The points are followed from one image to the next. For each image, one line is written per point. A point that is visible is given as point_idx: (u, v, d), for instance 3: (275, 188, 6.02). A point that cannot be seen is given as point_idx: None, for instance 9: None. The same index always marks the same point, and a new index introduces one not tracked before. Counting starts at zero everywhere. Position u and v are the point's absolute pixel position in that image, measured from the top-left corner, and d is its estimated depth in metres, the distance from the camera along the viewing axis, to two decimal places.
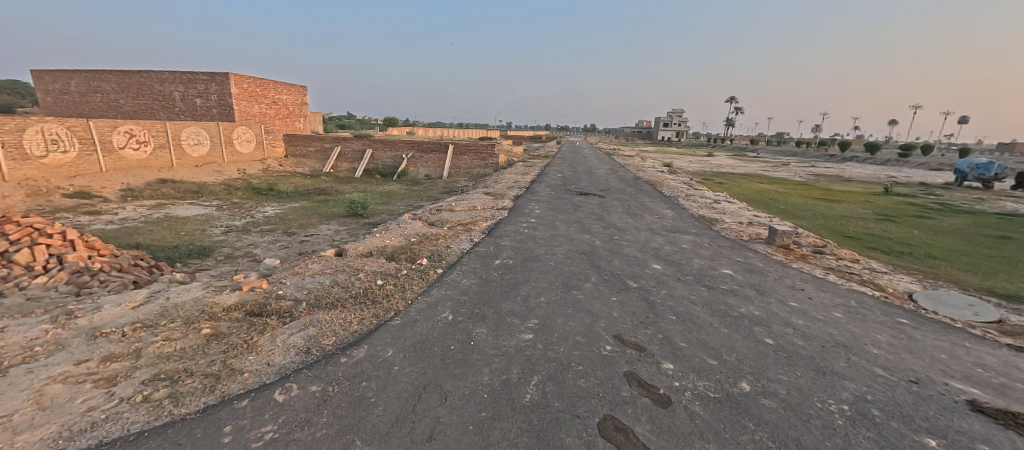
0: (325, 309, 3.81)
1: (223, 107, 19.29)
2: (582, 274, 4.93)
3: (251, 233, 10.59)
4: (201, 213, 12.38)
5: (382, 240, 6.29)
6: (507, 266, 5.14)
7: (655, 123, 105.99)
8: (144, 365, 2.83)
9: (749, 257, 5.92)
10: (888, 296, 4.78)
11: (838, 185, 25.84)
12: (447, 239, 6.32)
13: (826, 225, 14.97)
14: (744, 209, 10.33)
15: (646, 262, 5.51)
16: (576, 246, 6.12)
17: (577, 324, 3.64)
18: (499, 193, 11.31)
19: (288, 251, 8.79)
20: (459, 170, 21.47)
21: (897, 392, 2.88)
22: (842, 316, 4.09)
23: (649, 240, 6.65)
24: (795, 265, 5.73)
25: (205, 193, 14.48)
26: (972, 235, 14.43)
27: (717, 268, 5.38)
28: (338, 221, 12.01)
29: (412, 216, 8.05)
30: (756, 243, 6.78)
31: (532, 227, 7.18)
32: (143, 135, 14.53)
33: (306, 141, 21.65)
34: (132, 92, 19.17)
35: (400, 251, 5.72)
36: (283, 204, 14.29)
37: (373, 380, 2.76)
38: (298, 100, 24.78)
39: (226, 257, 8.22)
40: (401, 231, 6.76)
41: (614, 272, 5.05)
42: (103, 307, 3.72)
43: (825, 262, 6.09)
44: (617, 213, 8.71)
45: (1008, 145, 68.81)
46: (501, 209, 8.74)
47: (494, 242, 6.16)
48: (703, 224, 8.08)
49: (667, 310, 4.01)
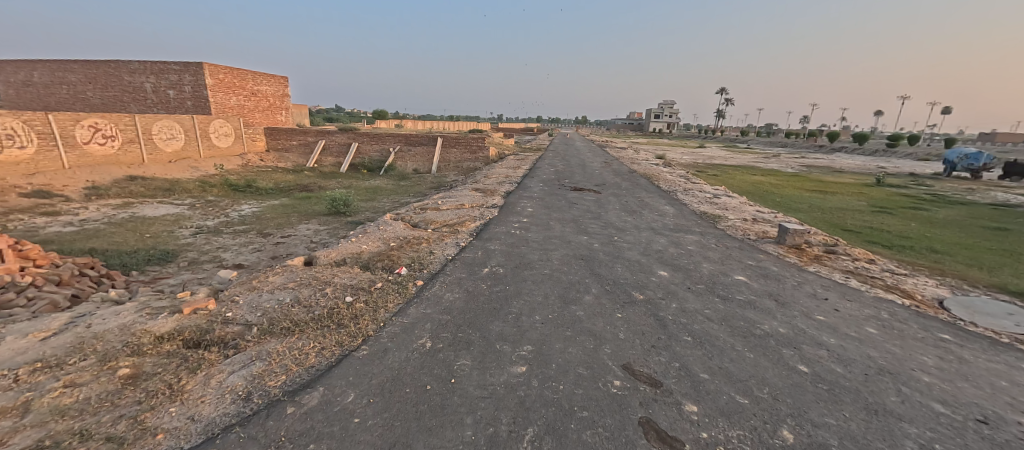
0: (279, 336, 3.20)
1: (198, 99, 18.33)
2: (581, 284, 4.37)
3: (223, 234, 9.87)
4: (171, 213, 11.59)
5: (358, 244, 5.67)
6: (496, 276, 4.56)
7: (646, 115, 106.01)
8: (29, 424, 2.22)
9: (761, 259, 5.41)
10: (919, 305, 4.29)
11: (831, 176, 25.67)
12: (429, 244, 5.71)
13: (824, 218, 14.65)
14: (746, 204, 9.86)
15: (651, 268, 4.97)
16: (573, 250, 5.56)
17: (578, 351, 3.09)
18: (489, 188, 10.72)
19: (260, 255, 8.13)
20: (448, 163, 20.81)
21: (968, 438, 2.36)
22: (878, 333, 3.57)
23: (650, 241, 6.13)
24: (812, 268, 5.23)
25: (177, 190, 13.63)
26: (969, 227, 14.22)
27: (729, 274, 4.85)
28: (319, 220, 11.33)
29: (394, 217, 7.43)
30: (764, 243, 6.29)
31: (525, 228, 6.62)
32: (110, 129, 13.59)
33: (287, 134, 20.78)
34: (100, 83, 18.08)
35: (376, 259, 5.11)
36: (262, 202, 13.55)
37: (325, 440, 2.19)
38: (279, 91, 23.80)
39: (191, 263, 7.56)
40: (380, 235, 6.13)
41: (617, 281, 4.50)
42: (5, 339, 3.08)
43: (841, 263, 5.61)
44: (614, 210, 8.17)
45: (990, 135, 69.93)
46: (491, 207, 8.17)
47: (482, 247, 5.57)
48: (707, 222, 7.58)
49: (680, 330, 3.47)
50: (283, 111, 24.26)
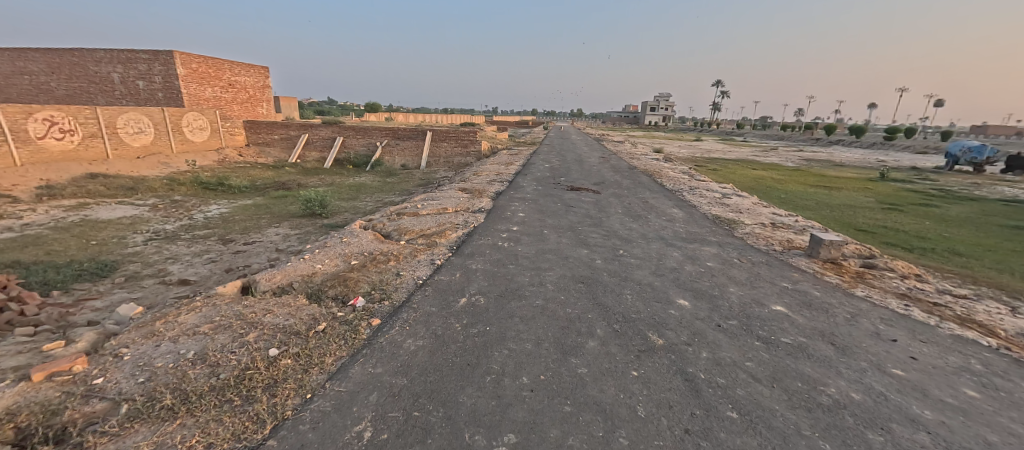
0: (153, 423, 2.24)
1: (170, 90, 17.09)
2: (584, 322, 3.43)
3: (178, 241, 8.79)
4: (128, 216, 10.49)
5: (310, 263, 4.66)
6: (475, 311, 3.59)
7: (641, 107, 104.82)
8: None
9: (797, 281, 4.48)
10: (1010, 345, 3.38)
11: (832, 170, 24.96)
12: (399, 263, 4.71)
13: (834, 216, 13.82)
14: (761, 205, 8.93)
15: (668, 296, 4.00)
16: (572, 269, 4.61)
17: (582, 446, 2.15)
18: (478, 188, 9.76)
19: (212, 268, 7.11)
20: (438, 158, 19.81)
21: None
22: (982, 398, 2.67)
23: (662, 255, 5.18)
24: (860, 291, 4.32)
25: (141, 188, 12.50)
26: (984, 225, 13.49)
27: (764, 303, 3.90)
28: (290, 223, 10.33)
29: (364, 225, 6.42)
30: (794, 256, 5.37)
31: (516, 238, 5.67)
32: (68, 123, 12.38)
33: (267, 128, 19.58)
34: (64, 73, 16.74)
35: (328, 286, 4.10)
36: (232, 202, 12.48)
37: None
38: (260, 82, 22.55)
39: (130, 278, 6.56)
40: (341, 250, 5.13)
41: (628, 317, 3.55)
42: None
43: (890, 284, 4.71)
44: (617, 215, 7.24)
45: (982, 127, 70.03)
46: (477, 211, 7.21)
47: (462, 266, 4.61)
48: (722, 228, 6.67)
49: (721, 398, 2.55)
50: (264, 103, 22.99)
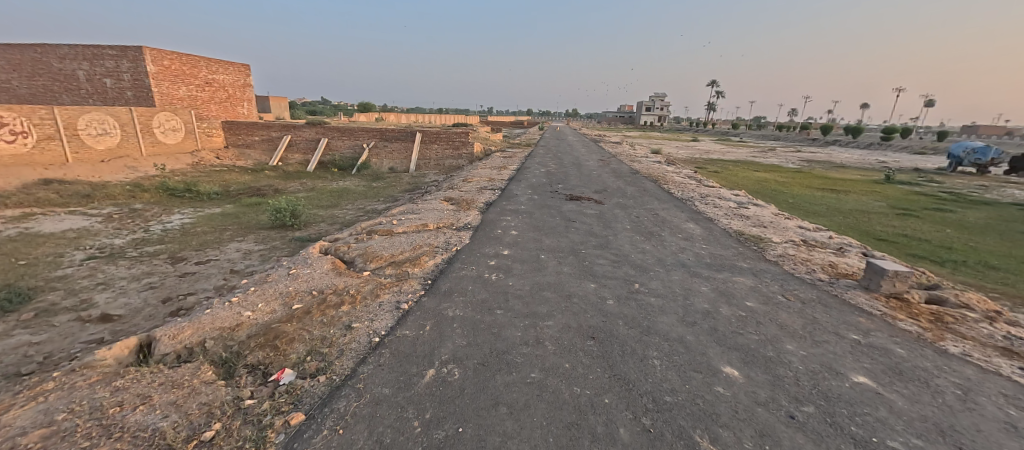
0: None
1: (139, 89, 15.80)
2: (602, 417, 2.36)
3: (121, 261, 7.61)
4: (75, 228, 9.29)
5: (237, 310, 3.57)
6: (444, 394, 2.53)
7: (637, 108, 104.25)
8: None
9: (870, 331, 3.47)
10: None
11: (837, 172, 24.18)
12: (354, 307, 3.65)
13: (850, 224, 12.89)
14: (784, 217, 7.93)
15: (710, 360, 2.96)
16: (578, 315, 3.55)
17: None
18: (467, 197, 8.69)
19: (148, 297, 5.96)
20: (427, 161, 18.73)
21: None
22: None
23: (689, 291, 4.14)
24: (955, 348, 3.31)
25: (98, 196, 11.27)
26: (1008, 232, 12.63)
27: (842, 372, 2.88)
28: (257, 236, 9.20)
29: (325, 248, 5.36)
30: (849, 290, 4.36)
31: (510, 267, 4.62)
32: (19, 124, 11.14)
33: (247, 128, 18.37)
34: (26, 71, 15.37)
35: (248, 349, 3.02)
36: (198, 211, 11.30)
37: None
38: (240, 81, 21.30)
39: (43, 312, 5.40)
40: (284, 287, 4.04)
41: (663, 403, 2.50)
42: None
43: (981, 331, 3.70)
44: (627, 233, 6.22)
45: (975, 128, 69.85)
46: (462, 228, 6.16)
47: (436, 312, 3.55)
48: (751, 249, 5.66)
49: None
50: (244, 102, 21.75)
